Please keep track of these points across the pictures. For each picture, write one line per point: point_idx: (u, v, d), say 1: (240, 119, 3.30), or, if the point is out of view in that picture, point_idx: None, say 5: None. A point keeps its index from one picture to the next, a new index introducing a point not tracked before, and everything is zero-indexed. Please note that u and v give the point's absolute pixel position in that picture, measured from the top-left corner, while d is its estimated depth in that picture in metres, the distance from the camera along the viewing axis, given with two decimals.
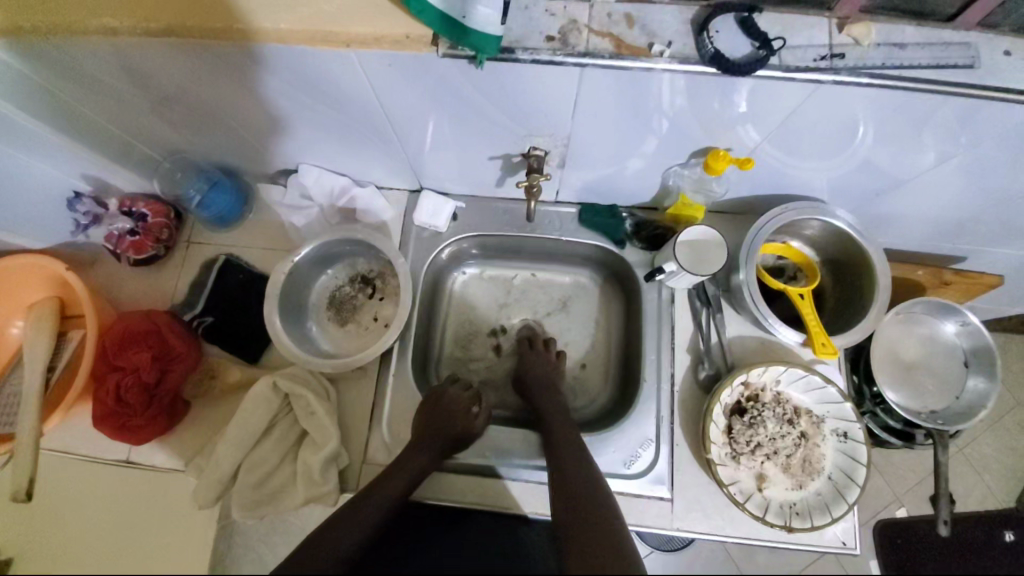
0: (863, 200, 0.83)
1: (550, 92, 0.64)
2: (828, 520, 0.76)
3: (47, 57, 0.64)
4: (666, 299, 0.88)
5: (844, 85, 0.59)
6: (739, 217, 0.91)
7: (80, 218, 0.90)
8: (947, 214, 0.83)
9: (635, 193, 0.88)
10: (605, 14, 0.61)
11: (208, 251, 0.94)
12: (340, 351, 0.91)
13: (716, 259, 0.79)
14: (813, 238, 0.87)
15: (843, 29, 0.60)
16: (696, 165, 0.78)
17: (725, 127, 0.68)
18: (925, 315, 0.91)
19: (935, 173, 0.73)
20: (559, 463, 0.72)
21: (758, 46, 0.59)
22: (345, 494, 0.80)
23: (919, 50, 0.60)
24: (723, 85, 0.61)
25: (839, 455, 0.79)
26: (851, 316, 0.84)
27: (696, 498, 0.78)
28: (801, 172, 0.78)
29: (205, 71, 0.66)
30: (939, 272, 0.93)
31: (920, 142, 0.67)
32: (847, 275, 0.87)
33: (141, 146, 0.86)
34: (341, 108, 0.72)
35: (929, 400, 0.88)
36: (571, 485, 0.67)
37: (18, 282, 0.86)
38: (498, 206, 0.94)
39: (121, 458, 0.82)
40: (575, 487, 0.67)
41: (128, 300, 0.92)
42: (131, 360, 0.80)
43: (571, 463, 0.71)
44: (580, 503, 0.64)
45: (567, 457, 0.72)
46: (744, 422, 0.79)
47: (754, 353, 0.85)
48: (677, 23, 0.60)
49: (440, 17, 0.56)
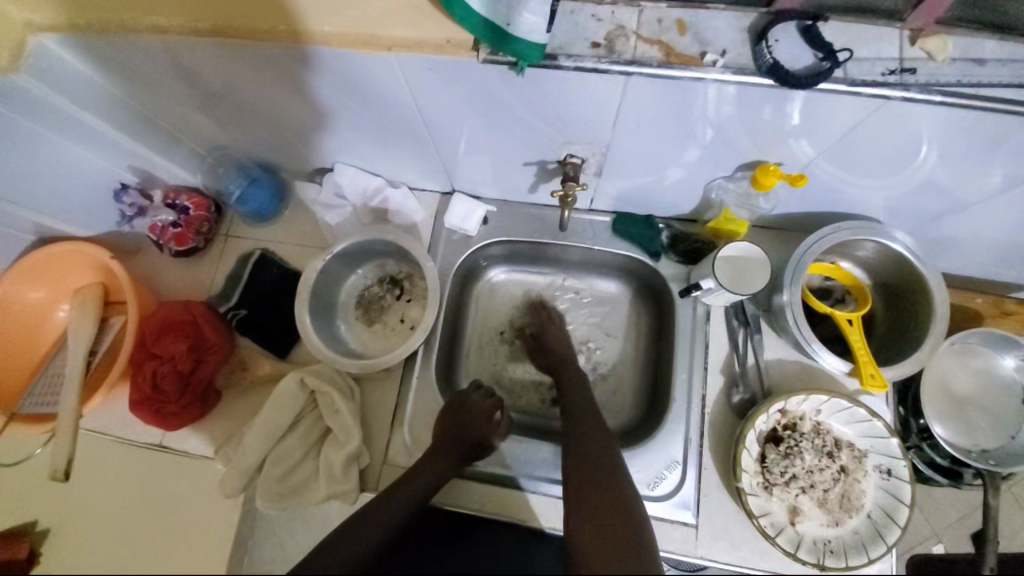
0: (922, 221, 0.78)
1: (591, 100, 0.62)
2: (864, 561, 0.71)
3: (101, 53, 0.65)
4: (701, 315, 0.84)
5: (913, 102, 0.54)
6: (784, 234, 0.87)
7: (126, 209, 0.92)
8: (1017, 242, 0.77)
9: (674, 204, 0.85)
10: (655, 20, 0.58)
11: (245, 245, 0.96)
12: (367, 350, 0.92)
13: (757, 277, 0.75)
14: (865, 259, 0.82)
15: (915, 41, 0.56)
16: (742, 178, 0.74)
17: (777, 140, 0.64)
18: (982, 347, 0.85)
19: (1006, 197, 0.68)
20: (582, 442, 0.72)
21: (822, 56, 0.55)
22: (365, 494, 0.81)
23: (1000, 67, 0.55)
24: (779, 97, 0.57)
25: (880, 493, 0.75)
26: (902, 346, 0.79)
27: (722, 526, 0.75)
28: (856, 189, 0.73)
29: (249, 71, 0.66)
30: (998, 302, 0.87)
31: (993, 164, 0.62)
32: (900, 302, 0.81)
33: (186, 140, 0.88)
34: (378, 109, 0.71)
35: (982, 438, 0.82)
36: (584, 436, 0.73)
37: (68, 266, 0.89)
38: (531, 212, 0.92)
39: (155, 442, 0.85)
40: (583, 437, 0.73)
41: (168, 289, 0.94)
42: (167, 349, 0.82)
43: (592, 443, 0.72)
44: (593, 457, 0.70)
45: (586, 430, 0.74)
46: (779, 452, 0.75)
47: (793, 380, 0.81)
48: (732, 31, 0.57)
49: (482, 23, 0.54)
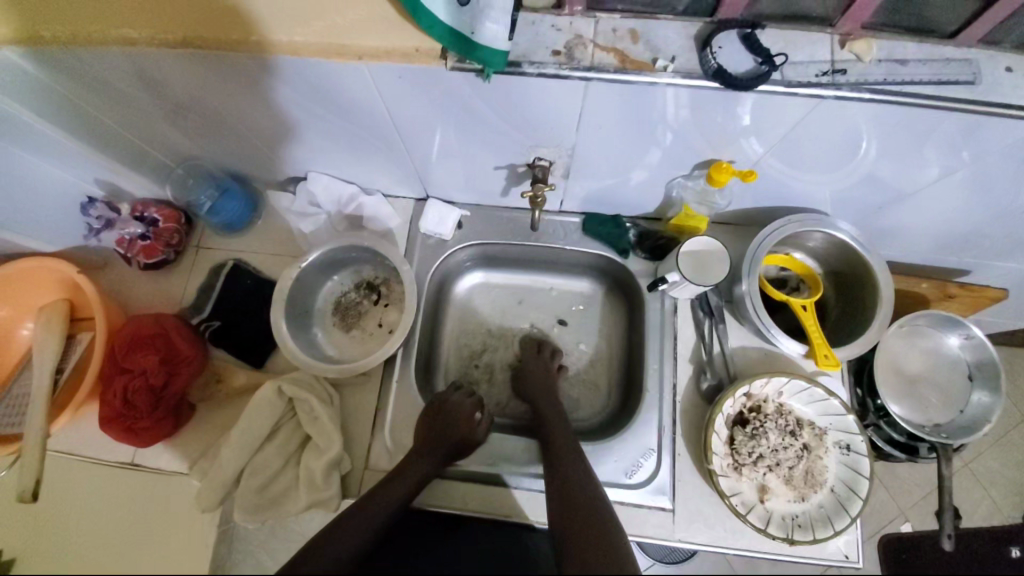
0: (865, 212, 0.84)
1: (554, 104, 0.65)
2: (830, 532, 0.75)
3: (65, 66, 0.65)
4: (668, 308, 0.89)
5: (845, 100, 0.59)
6: (742, 228, 0.92)
7: (93, 222, 0.91)
8: (951, 228, 0.83)
9: (639, 203, 0.89)
10: (610, 29, 0.62)
11: (217, 256, 0.95)
12: (345, 355, 0.92)
13: (718, 269, 0.79)
14: (816, 249, 0.88)
15: (845, 45, 0.61)
16: (700, 176, 0.79)
17: (728, 139, 0.69)
18: (929, 328, 0.91)
19: (936, 187, 0.74)
20: (562, 479, 0.70)
21: (762, 61, 0.60)
22: (347, 499, 0.81)
23: (920, 67, 0.60)
24: (727, 99, 0.62)
25: (841, 467, 0.79)
26: (852, 329, 0.84)
27: (697, 509, 0.78)
28: (803, 184, 0.78)
29: (220, 82, 0.67)
30: (943, 285, 0.93)
31: (922, 155, 0.68)
32: (850, 287, 0.87)
33: (154, 152, 0.87)
34: (350, 117, 0.73)
35: (933, 414, 0.88)
36: (552, 428, 0.80)
37: (31, 283, 0.87)
38: (502, 215, 0.95)
39: (126, 460, 0.83)
40: (551, 429, 0.80)
41: (137, 303, 0.93)
42: (139, 363, 0.81)
43: (574, 480, 0.70)
44: (557, 446, 0.76)
45: (566, 465, 0.72)
46: (746, 433, 0.79)
47: (757, 365, 0.85)
48: (681, 39, 0.62)
49: (448, 31, 0.57)
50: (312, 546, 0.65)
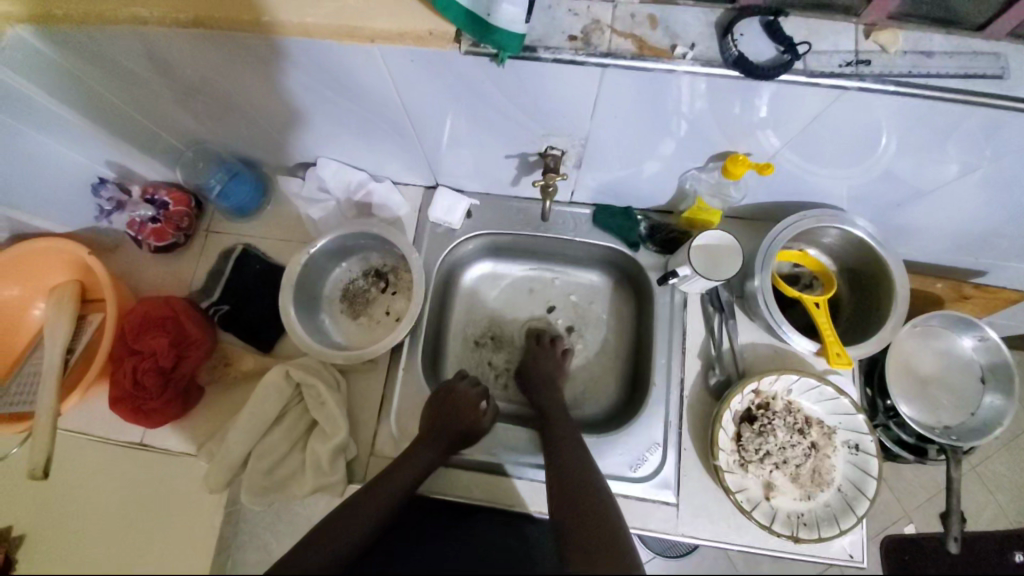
0: (883, 209, 0.82)
1: (569, 92, 0.64)
2: (836, 531, 0.75)
3: (77, 45, 0.65)
4: (678, 303, 0.88)
5: (869, 92, 0.58)
6: (755, 223, 0.91)
7: (104, 204, 0.92)
8: (969, 227, 0.82)
9: (651, 195, 0.88)
10: (628, 15, 0.61)
11: (227, 241, 0.95)
12: (352, 343, 0.92)
13: (730, 263, 0.78)
14: (831, 246, 0.86)
15: (869, 35, 0.60)
16: (714, 169, 0.78)
17: (746, 131, 0.68)
18: (942, 329, 0.90)
19: (957, 185, 0.72)
20: (567, 473, 0.69)
21: (784, 49, 0.58)
22: (352, 485, 0.81)
23: (946, 60, 0.59)
24: (746, 89, 0.60)
25: (849, 467, 0.78)
26: (865, 327, 0.83)
27: (702, 504, 0.78)
28: (820, 178, 0.77)
29: (232, 64, 0.67)
30: (958, 285, 0.91)
31: (943, 152, 0.66)
32: (864, 285, 0.85)
33: (165, 135, 0.87)
34: (361, 101, 0.72)
35: (944, 416, 0.86)
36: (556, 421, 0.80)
37: (43, 264, 0.88)
38: (512, 205, 0.94)
39: (134, 441, 0.84)
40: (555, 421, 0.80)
41: (148, 285, 0.94)
42: (149, 345, 0.81)
43: (577, 471, 0.69)
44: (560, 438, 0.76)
45: (573, 459, 0.72)
46: (753, 430, 0.78)
47: (767, 362, 0.84)
48: (701, 26, 0.60)
49: (464, 14, 0.56)
50: (317, 531, 0.65)
